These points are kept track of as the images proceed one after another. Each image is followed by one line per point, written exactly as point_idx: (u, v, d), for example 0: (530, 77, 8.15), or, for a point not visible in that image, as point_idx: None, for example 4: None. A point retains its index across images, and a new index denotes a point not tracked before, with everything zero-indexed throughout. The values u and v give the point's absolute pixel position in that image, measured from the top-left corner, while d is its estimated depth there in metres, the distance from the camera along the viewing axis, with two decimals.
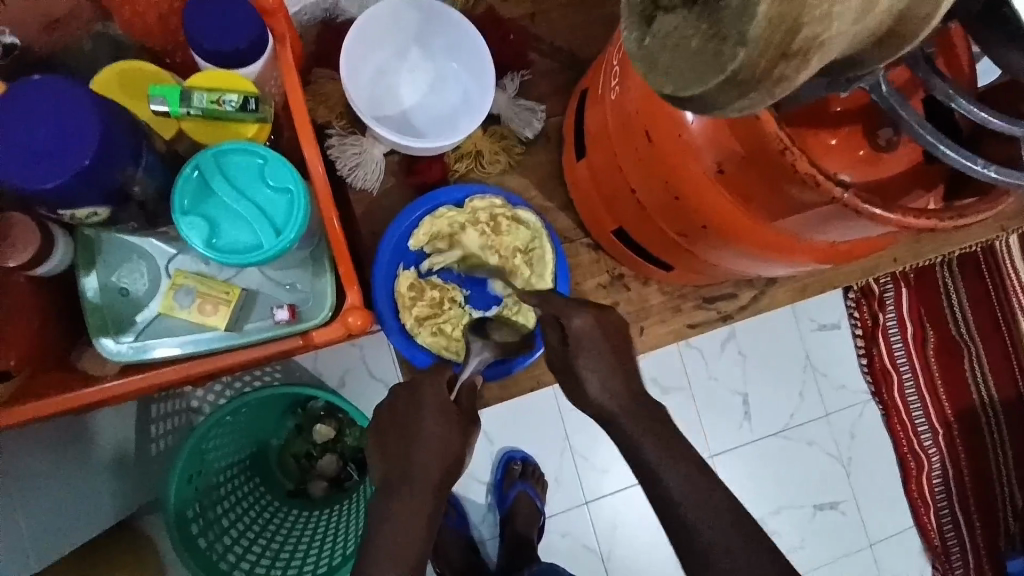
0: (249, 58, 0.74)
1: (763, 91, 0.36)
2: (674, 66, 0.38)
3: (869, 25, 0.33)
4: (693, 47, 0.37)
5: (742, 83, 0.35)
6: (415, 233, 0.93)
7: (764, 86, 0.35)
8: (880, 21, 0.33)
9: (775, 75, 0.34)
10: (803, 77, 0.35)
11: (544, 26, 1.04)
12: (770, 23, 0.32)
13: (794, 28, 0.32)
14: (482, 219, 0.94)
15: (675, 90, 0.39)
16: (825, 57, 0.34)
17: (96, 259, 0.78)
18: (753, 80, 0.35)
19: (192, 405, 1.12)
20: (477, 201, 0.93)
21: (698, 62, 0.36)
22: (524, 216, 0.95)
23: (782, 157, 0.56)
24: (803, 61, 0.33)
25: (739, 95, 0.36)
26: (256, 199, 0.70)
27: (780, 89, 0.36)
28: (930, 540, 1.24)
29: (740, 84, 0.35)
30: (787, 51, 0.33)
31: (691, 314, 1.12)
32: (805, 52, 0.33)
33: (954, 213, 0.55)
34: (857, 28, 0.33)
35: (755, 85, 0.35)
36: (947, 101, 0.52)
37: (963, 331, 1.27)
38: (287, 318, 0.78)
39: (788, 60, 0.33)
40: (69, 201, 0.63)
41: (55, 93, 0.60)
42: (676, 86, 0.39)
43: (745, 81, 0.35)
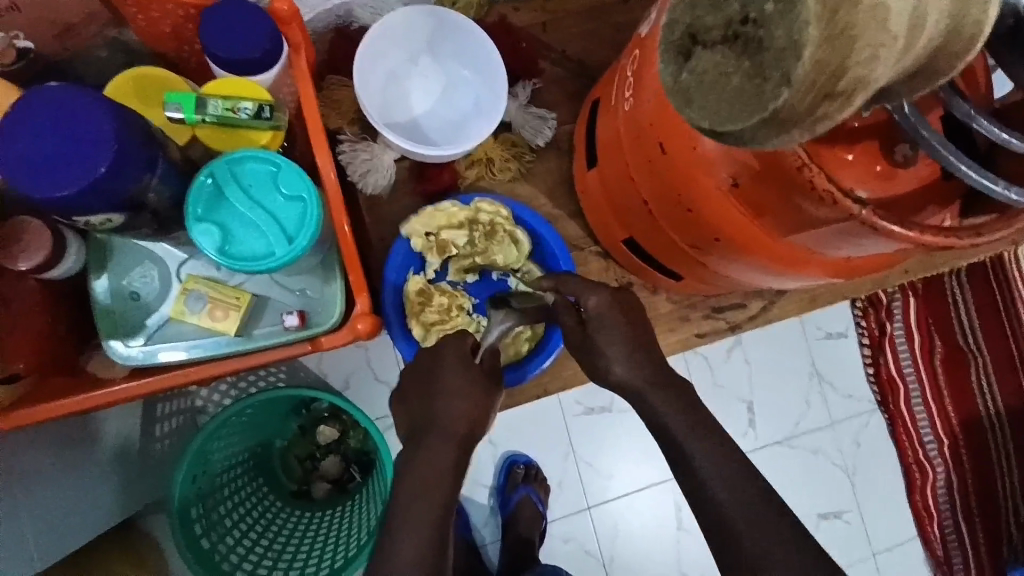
0: (263, 66, 0.73)
1: (802, 129, 0.36)
2: (710, 103, 0.39)
3: (909, 61, 0.34)
4: (732, 84, 0.37)
5: (783, 121, 0.36)
6: (413, 225, 0.91)
7: (804, 124, 0.36)
8: (916, 61, 0.34)
9: (817, 113, 0.35)
10: (847, 113, 0.35)
11: (555, 34, 1.04)
12: (816, 65, 0.33)
13: (838, 71, 0.32)
14: (481, 221, 0.93)
15: (711, 126, 0.39)
16: (869, 93, 0.34)
17: (108, 262, 0.78)
18: (795, 118, 0.35)
19: (197, 404, 1.12)
20: (484, 203, 0.93)
21: (738, 101, 0.37)
22: (520, 236, 0.95)
23: (800, 173, 0.55)
24: (849, 99, 0.33)
25: (778, 133, 0.37)
26: (268, 205, 0.70)
27: (824, 124, 0.36)
28: (934, 551, 1.23)
29: (780, 122, 0.36)
30: (832, 91, 0.33)
31: (699, 324, 1.15)
32: (850, 91, 0.33)
33: (971, 232, 0.55)
34: (900, 64, 0.33)
35: (796, 123, 0.35)
36: (968, 121, 0.51)
37: (971, 343, 1.26)
38: (297, 323, 0.78)
39: (831, 100, 0.34)
40: (82, 208, 0.62)
41: (73, 102, 0.60)
42: (712, 123, 0.39)
43: (787, 118, 0.35)
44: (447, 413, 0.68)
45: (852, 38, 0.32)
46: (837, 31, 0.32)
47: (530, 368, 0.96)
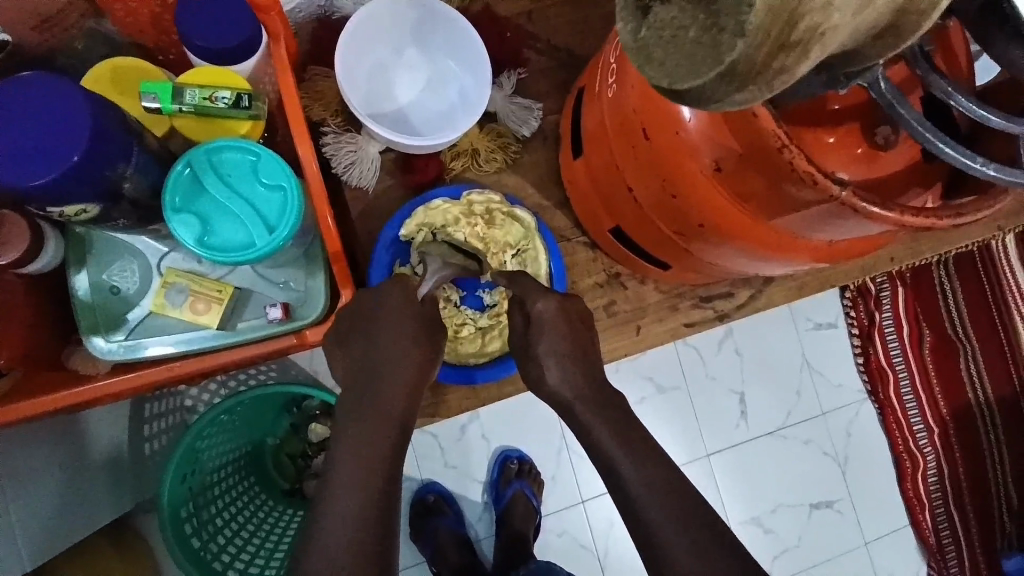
0: (240, 56, 0.73)
1: (760, 84, 0.35)
2: (670, 59, 0.37)
3: (868, 18, 0.32)
4: (689, 37, 0.36)
5: (741, 76, 0.34)
6: (406, 224, 0.91)
7: (762, 79, 0.34)
8: (879, 18, 0.32)
9: (774, 65, 0.33)
10: (802, 70, 0.34)
11: (540, 24, 1.03)
12: (771, 13, 0.31)
13: (793, 19, 0.31)
14: (477, 212, 0.93)
15: (670, 84, 0.38)
16: (822, 48, 0.33)
17: (87, 258, 0.77)
18: (753, 72, 0.34)
19: (186, 404, 1.09)
20: (475, 195, 0.94)
21: (695, 54, 0.36)
22: (520, 214, 0.95)
23: (780, 154, 0.55)
24: (803, 52, 0.32)
25: (737, 87, 0.35)
26: (249, 196, 0.70)
27: (780, 80, 0.35)
28: (926, 539, 1.24)
29: (738, 76, 0.34)
30: (786, 42, 0.32)
31: (687, 313, 1.12)
32: (805, 42, 0.32)
33: (952, 211, 0.55)
34: (856, 20, 0.32)
35: (753, 78, 0.34)
36: (946, 98, 0.51)
37: (959, 330, 1.27)
38: (280, 316, 0.77)
39: (787, 51, 0.32)
40: (61, 199, 0.62)
41: (48, 89, 0.59)
42: (671, 80, 0.38)
43: (745, 72, 0.34)
44: None
45: None
46: None
47: (480, 374, 0.95)
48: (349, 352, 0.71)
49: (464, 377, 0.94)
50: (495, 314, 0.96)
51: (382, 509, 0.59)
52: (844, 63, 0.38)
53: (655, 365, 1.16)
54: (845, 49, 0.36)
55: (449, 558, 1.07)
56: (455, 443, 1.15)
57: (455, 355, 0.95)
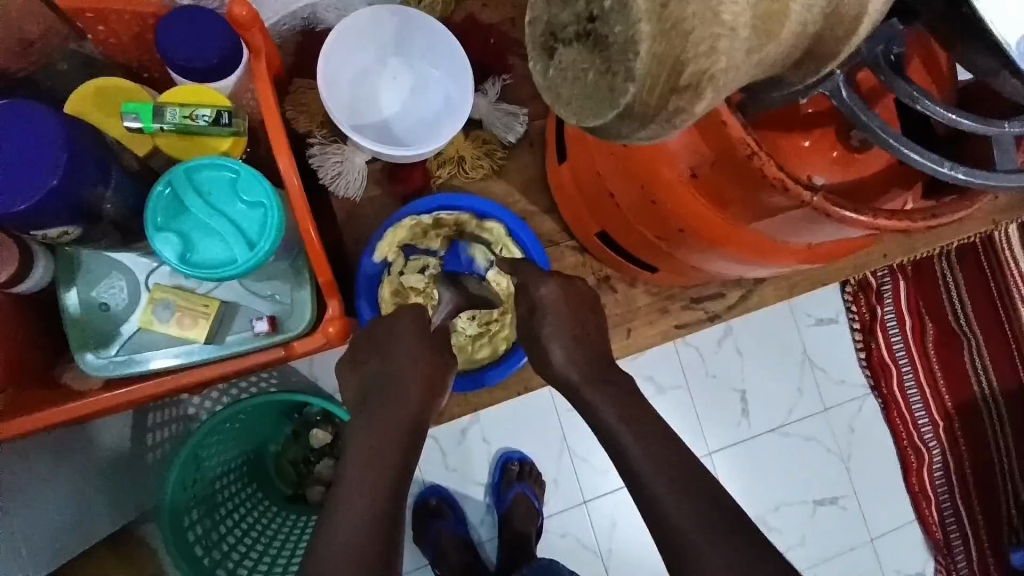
0: (221, 74, 0.75)
1: (660, 123, 0.35)
2: (574, 99, 0.37)
3: (761, 55, 0.32)
4: (590, 79, 0.35)
5: (640, 116, 0.34)
6: (381, 242, 0.92)
7: (660, 119, 0.34)
8: (780, 48, 0.33)
9: (669, 108, 0.33)
10: (701, 108, 0.34)
11: (525, 29, 1.03)
12: (655, 60, 0.31)
13: (679, 63, 0.31)
14: (447, 225, 0.95)
15: (578, 121, 0.38)
16: (717, 89, 0.33)
17: (77, 275, 0.79)
18: (651, 112, 0.34)
19: (187, 413, 1.12)
20: (445, 209, 0.94)
21: (594, 96, 0.35)
22: (490, 224, 0.94)
23: (750, 161, 0.55)
24: (695, 94, 0.32)
25: (639, 127, 0.35)
26: (229, 213, 0.71)
27: (679, 119, 0.34)
28: (933, 535, 1.23)
29: (636, 117, 0.34)
30: (676, 87, 0.32)
31: (679, 314, 1.14)
32: (695, 86, 0.32)
33: (927, 213, 0.55)
34: (747, 60, 0.32)
35: (651, 118, 0.34)
36: (913, 103, 0.50)
37: (962, 323, 1.26)
38: (266, 329, 0.79)
39: (679, 94, 0.32)
40: (38, 224, 0.64)
41: (24, 116, 0.62)
42: (578, 119, 0.38)
43: (643, 113, 0.34)
44: (403, 403, 0.69)
45: (686, 33, 0.30)
46: (669, 23, 0.30)
47: (491, 375, 0.95)
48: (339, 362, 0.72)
49: (475, 383, 0.95)
50: (486, 320, 0.96)
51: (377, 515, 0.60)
52: (787, 77, 0.38)
53: (655, 364, 1.15)
54: (761, 80, 0.37)
55: (452, 559, 1.08)
56: (455, 446, 1.15)
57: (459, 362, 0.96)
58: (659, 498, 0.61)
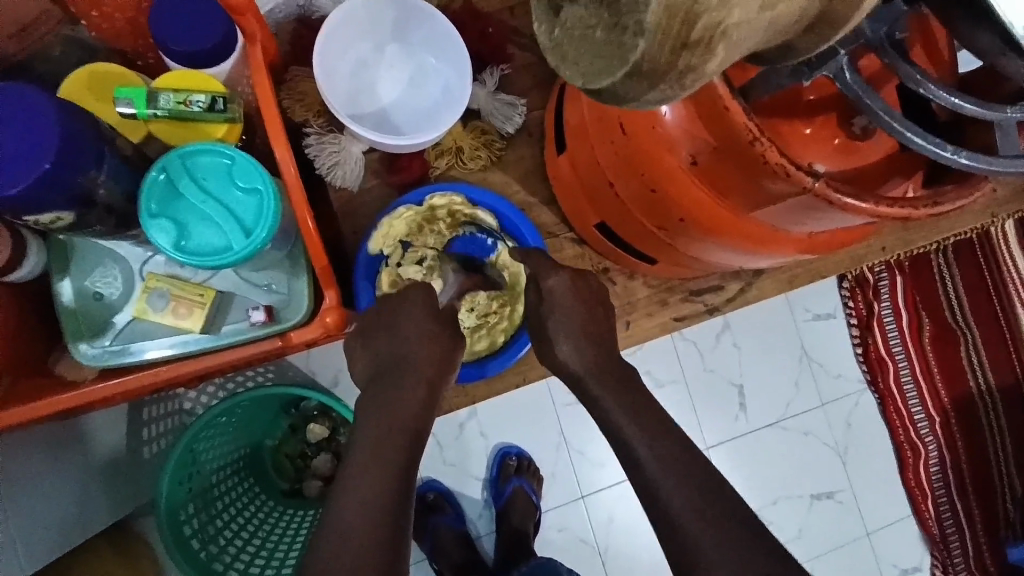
0: (216, 58, 0.74)
1: (670, 83, 0.33)
2: (582, 58, 0.36)
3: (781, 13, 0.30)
4: (597, 37, 0.35)
5: (648, 74, 0.33)
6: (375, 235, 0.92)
7: (670, 79, 0.33)
8: (801, 9, 0.31)
9: (679, 65, 0.32)
10: (713, 67, 0.32)
11: (523, 19, 1.03)
12: (667, 11, 0.29)
13: (690, 16, 0.29)
14: (440, 216, 0.95)
15: (585, 83, 0.37)
16: (731, 45, 0.31)
17: (70, 265, 0.78)
18: (659, 71, 0.32)
19: (184, 407, 1.10)
20: (437, 198, 0.93)
21: (602, 55, 0.34)
22: (482, 216, 0.95)
23: (752, 147, 0.55)
24: (706, 50, 0.30)
25: (647, 88, 0.34)
26: (224, 199, 0.70)
27: (690, 79, 0.33)
28: (928, 528, 1.23)
29: (645, 76, 0.33)
30: (687, 41, 0.30)
31: (678, 307, 1.14)
32: (707, 41, 0.30)
33: (930, 200, 0.55)
34: (765, 15, 0.30)
35: (660, 77, 0.33)
36: (917, 87, 0.50)
37: (958, 318, 1.26)
38: (263, 319, 0.78)
39: (690, 50, 0.31)
40: (30, 207, 0.63)
41: (17, 99, 0.61)
42: (586, 80, 0.37)
43: (650, 72, 0.33)
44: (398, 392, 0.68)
45: None
46: None
47: (493, 366, 0.94)
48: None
49: (475, 372, 0.94)
50: (485, 313, 0.96)
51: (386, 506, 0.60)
52: (790, 54, 0.37)
53: (653, 359, 1.15)
54: (776, 44, 0.35)
55: (451, 554, 1.07)
56: (453, 440, 1.15)
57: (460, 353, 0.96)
58: (669, 490, 0.60)
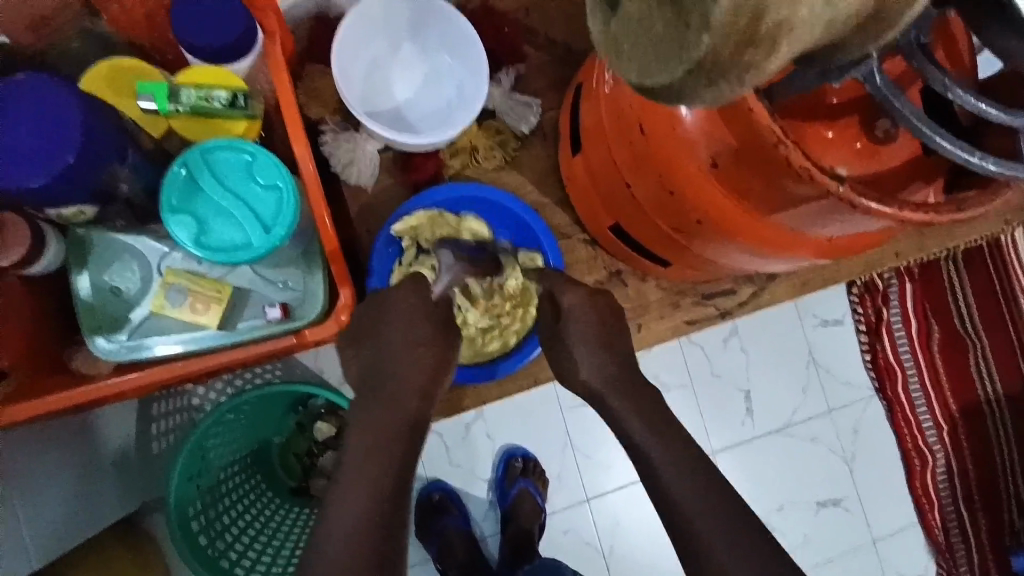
0: (240, 54, 0.75)
1: (730, 81, 0.33)
2: (638, 53, 0.36)
3: (844, 10, 0.31)
4: (656, 31, 0.34)
5: (710, 71, 0.33)
6: (399, 226, 0.92)
7: (731, 77, 0.33)
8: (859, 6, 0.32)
9: (743, 61, 0.32)
10: (776, 64, 0.33)
11: (539, 19, 1.03)
12: (736, 6, 0.30)
13: (760, 12, 0.29)
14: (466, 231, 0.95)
15: (640, 80, 0.37)
16: (793, 43, 0.32)
17: (88, 259, 0.78)
18: (721, 68, 0.32)
19: (193, 403, 1.10)
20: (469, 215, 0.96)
21: (660, 50, 0.34)
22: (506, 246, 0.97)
23: (776, 150, 0.55)
24: (771, 47, 0.31)
25: (706, 86, 0.34)
26: (245, 196, 0.70)
27: (750, 77, 0.33)
28: (935, 536, 1.23)
29: (706, 73, 0.33)
30: (753, 37, 0.30)
31: (689, 310, 1.14)
32: (772, 36, 0.31)
33: (952, 206, 0.54)
34: (828, 12, 0.31)
35: (722, 74, 0.33)
36: (945, 91, 0.50)
37: (968, 326, 1.25)
38: (278, 316, 0.78)
39: (755, 46, 0.31)
40: (55, 200, 0.65)
41: (43, 91, 0.62)
42: (639, 77, 0.37)
43: (713, 69, 0.33)
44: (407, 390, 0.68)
45: None
46: None
47: (502, 367, 0.95)
48: (361, 364, 0.73)
49: (484, 373, 0.94)
50: (495, 318, 0.94)
51: (401, 506, 0.60)
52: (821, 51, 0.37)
53: (660, 362, 1.15)
54: (829, 43, 0.35)
55: (455, 554, 1.08)
56: (459, 441, 1.14)
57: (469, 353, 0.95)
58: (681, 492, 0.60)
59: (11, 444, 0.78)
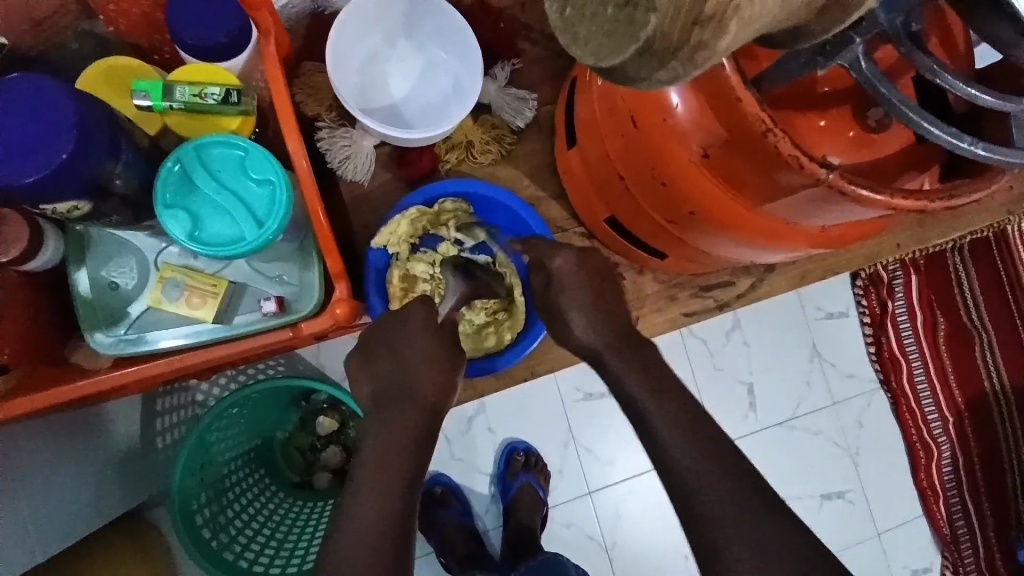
0: (232, 51, 0.75)
1: (681, 62, 0.33)
2: (592, 37, 0.36)
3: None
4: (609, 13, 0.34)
5: (660, 52, 0.33)
6: (378, 232, 0.91)
7: (680, 57, 0.33)
8: None
9: (690, 43, 0.31)
10: (726, 46, 0.32)
11: (534, 14, 1.03)
12: None
13: None
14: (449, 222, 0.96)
15: (595, 63, 0.37)
16: (745, 24, 0.31)
17: (86, 255, 0.80)
18: (671, 48, 0.32)
19: (197, 398, 1.11)
20: (447, 202, 0.94)
21: (614, 32, 0.34)
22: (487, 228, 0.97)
23: (765, 139, 0.55)
24: (718, 27, 0.30)
25: (658, 66, 0.34)
26: (238, 191, 0.71)
27: (701, 58, 0.32)
28: (940, 530, 1.22)
29: (657, 53, 0.33)
30: (699, 17, 0.30)
31: (687, 303, 1.14)
32: (719, 17, 0.30)
33: (945, 193, 0.54)
34: None
35: (671, 55, 0.32)
36: (931, 76, 0.49)
37: (974, 318, 1.24)
38: (275, 309, 0.79)
39: (702, 27, 0.30)
40: (48, 197, 0.65)
41: (35, 89, 0.63)
42: (596, 60, 0.37)
43: (663, 49, 0.32)
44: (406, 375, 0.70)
45: None
46: None
47: (502, 361, 0.93)
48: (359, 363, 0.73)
49: (489, 367, 0.93)
50: (493, 310, 0.97)
51: None
52: (799, 37, 0.37)
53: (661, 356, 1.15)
54: (787, 26, 0.35)
55: (456, 547, 1.08)
56: (461, 435, 1.15)
57: (474, 347, 0.97)
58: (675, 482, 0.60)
59: (18, 438, 0.79)
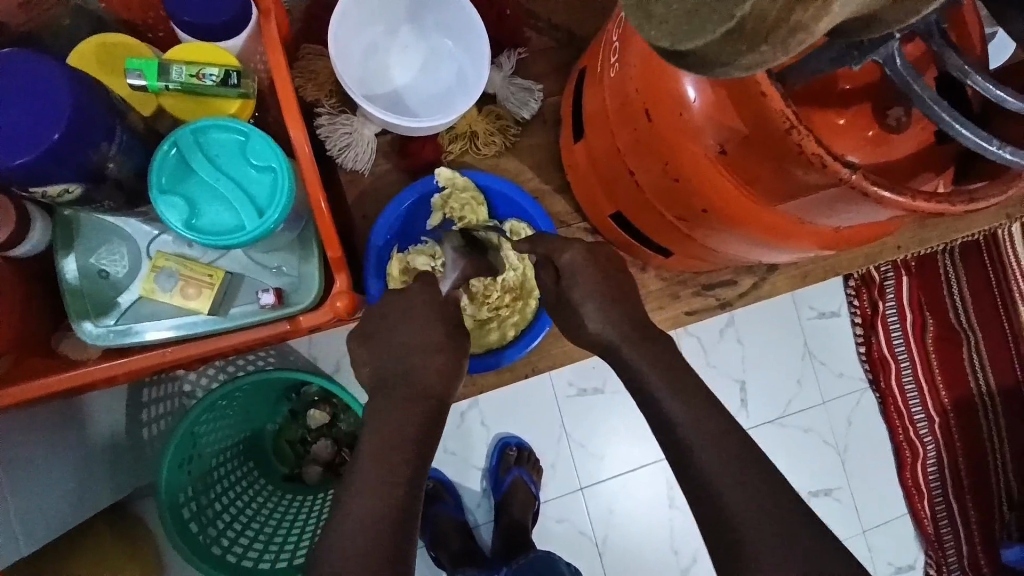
0: (230, 32, 0.72)
1: (772, 44, 0.32)
2: (672, 17, 0.35)
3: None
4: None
5: (751, 32, 0.31)
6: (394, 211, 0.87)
7: (772, 41, 0.31)
8: None
9: (788, 23, 0.30)
10: (821, 29, 0.31)
11: (541, 2, 1.00)
12: None
13: None
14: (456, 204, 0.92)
15: (672, 44, 0.36)
16: (842, 8, 0.30)
17: (75, 241, 0.76)
18: (765, 28, 0.31)
19: (184, 389, 1.09)
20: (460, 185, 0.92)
21: (696, 13, 0.33)
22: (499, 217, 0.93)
23: (788, 135, 0.53)
24: (821, 7, 0.29)
25: (746, 48, 0.32)
26: (239, 178, 0.69)
27: (795, 39, 0.31)
28: (925, 528, 1.23)
29: (748, 33, 0.32)
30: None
31: (688, 301, 1.12)
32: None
33: (965, 197, 0.53)
34: None
35: (764, 36, 0.31)
36: (963, 77, 0.48)
37: (961, 320, 1.25)
38: (272, 302, 0.76)
39: (802, 6, 0.29)
40: (40, 179, 0.62)
41: (26, 66, 0.60)
42: (672, 40, 0.35)
43: (756, 28, 0.31)
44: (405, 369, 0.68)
45: None
46: None
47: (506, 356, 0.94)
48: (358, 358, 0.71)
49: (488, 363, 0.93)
50: (496, 308, 0.94)
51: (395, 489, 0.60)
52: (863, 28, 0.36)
53: None
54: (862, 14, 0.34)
55: (449, 544, 1.07)
56: (453, 430, 1.13)
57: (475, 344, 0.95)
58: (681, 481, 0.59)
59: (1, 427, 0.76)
